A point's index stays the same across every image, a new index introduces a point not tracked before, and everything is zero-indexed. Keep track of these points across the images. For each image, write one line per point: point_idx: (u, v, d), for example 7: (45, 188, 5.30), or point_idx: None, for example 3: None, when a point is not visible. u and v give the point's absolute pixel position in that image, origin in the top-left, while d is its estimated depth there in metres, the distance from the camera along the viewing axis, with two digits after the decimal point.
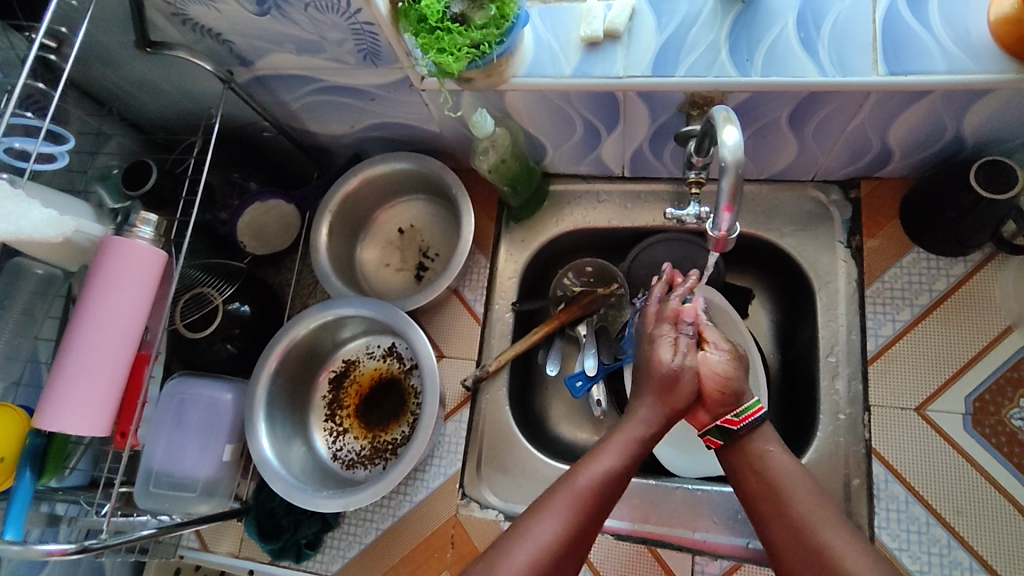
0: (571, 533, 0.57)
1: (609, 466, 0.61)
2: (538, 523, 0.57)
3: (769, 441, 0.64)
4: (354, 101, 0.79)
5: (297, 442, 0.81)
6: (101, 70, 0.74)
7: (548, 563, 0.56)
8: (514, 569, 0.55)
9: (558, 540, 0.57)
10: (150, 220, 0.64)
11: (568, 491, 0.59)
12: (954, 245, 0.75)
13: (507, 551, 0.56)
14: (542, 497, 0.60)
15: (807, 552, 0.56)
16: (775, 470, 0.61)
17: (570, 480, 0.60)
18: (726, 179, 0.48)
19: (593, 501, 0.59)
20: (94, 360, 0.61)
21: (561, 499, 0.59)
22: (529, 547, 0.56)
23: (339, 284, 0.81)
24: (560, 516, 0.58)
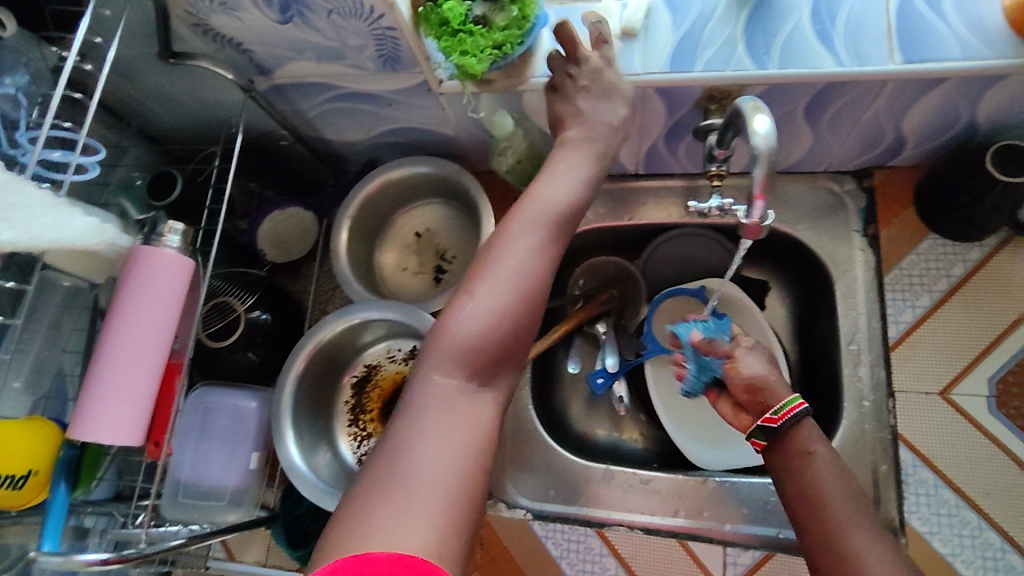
0: (547, 246, 0.56)
1: (572, 192, 0.60)
2: (512, 244, 0.55)
3: (816, 442, 0.61)
4: (372, 107, 0.79)
5: (323, 447, 0.81)
6: (121, 83, 0.74)
7: (525, 296, 0.54)
8: (484, 317, 0.53)
9: (532, 279, 0.55)
10: (177, 228, 0.64)
11: (532, 204, 0.58)
12: (969, 229, 0.76)
13: (489, 268, 0.54)
14: (511, 217, 0.57)
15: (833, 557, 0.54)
16: (818, 472, 0.59)
17: (537, 198, 0.58)
18: (759, 167, 0.48)
19: (557, 213, 0.58)
20: (128, 369, 0.61)
21: (525, 212, 0.57)
22: (505, 270, 0.54)
23: (360, 289, 0.82)
24: (531, 226, 0.56)
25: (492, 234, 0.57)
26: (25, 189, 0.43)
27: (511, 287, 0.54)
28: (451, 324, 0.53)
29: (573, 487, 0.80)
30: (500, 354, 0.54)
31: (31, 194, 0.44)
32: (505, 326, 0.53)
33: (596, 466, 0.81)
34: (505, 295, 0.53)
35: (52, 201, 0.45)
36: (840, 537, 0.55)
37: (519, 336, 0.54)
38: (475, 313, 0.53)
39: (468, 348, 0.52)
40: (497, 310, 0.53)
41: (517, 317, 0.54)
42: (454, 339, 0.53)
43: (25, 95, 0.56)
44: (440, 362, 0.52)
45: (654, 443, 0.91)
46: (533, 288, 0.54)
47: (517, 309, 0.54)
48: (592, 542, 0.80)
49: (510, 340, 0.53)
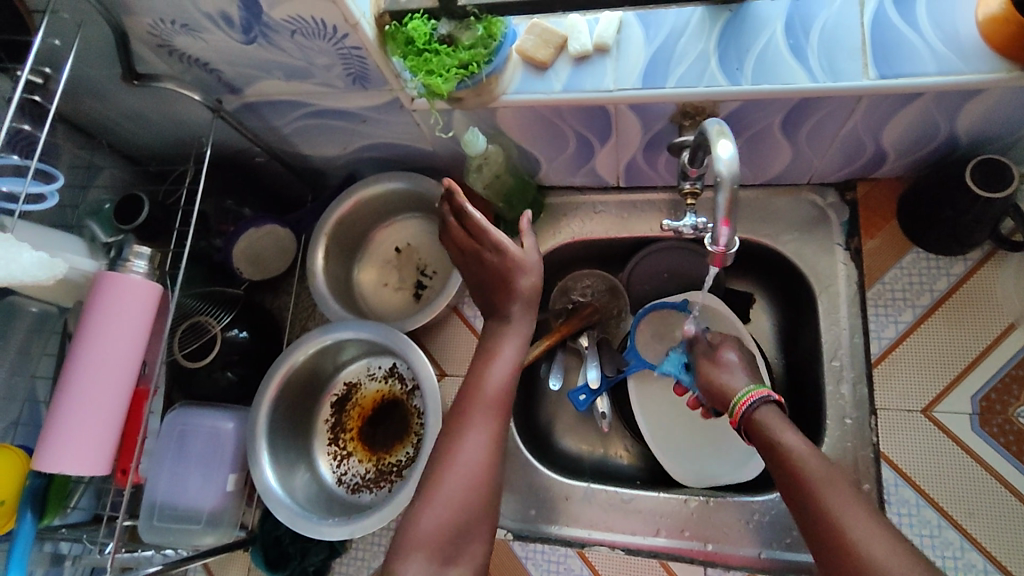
0: (494, 448, 0.61)
1: (510, 363, 0.66)
2: (464, 445, 0.60)
3: (784, 431, 0.60)
4: (346, 123, 0.78)
5: (301, 468, 0.80)
6: (90, 103, 0.73)
7: (476, 498, 0.57)
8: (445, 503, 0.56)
9: (487, 463, 0.59)
10: (144, 253, 0.64)
11: (477, 406, 0.62)
12: (951, 242, 0.75)
13: (442, 475, 0.58)
14: (462, 410, 0.63)
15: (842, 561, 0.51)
16: (797, 461, 0.57)
17: (475, 391, 0.63)
18: (722, 194, 0.48)
19: (497, 405, 0.63)
20: (93, 400, 0.61)
21: (471, 417, 0.62)
22: (460, 475, 0.58)
23: (337, 308, 0.81)
24: (479, 432, 0.61)
25: (440, 444, 0.61)
26: None
27: (465, 482, 0.58)
28: (413, 526, 0.56)
29: (554, 506, 0.79)
30: (463, 530, 0.56)
31: None
32: (459, 487, 0.57)
33: (577, 485, 0.80)
34: (458, 493, 0.57)
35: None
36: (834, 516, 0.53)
37: (476, 494, 0.58)
38: (438, 502, 0.56)
39: (434, 539, 0.55)
40: (456, 502, 0.57)
41: (473, 478, 0.58)
42: (420, 527, 0.55)
43: None
44: (407, 558, 0.54)
45: (637, 459, 0.90)
46: (486, 482, 0.58)
47: (473, 489, 0.58)
48: (572, 562, 0.77)
49: (468, 509, 0.57)
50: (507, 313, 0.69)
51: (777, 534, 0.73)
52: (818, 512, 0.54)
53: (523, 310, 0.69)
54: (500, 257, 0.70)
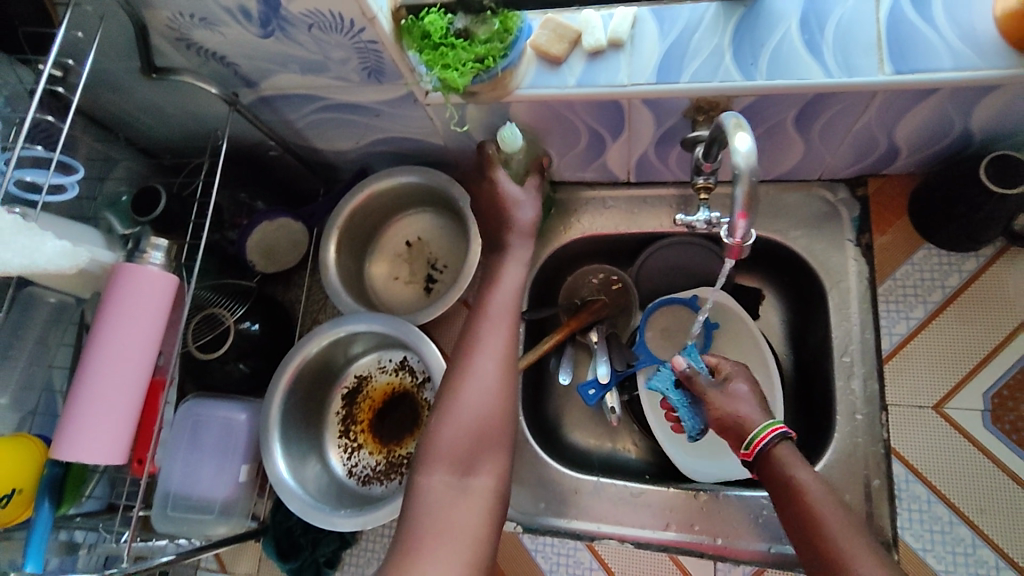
0: (507, 363, 0.60)
1: (516, 281, 0.65)
2: (476, 357, 0.59)
3: (797, 468, 0.60)
4: (359, 117, 0.79)
5: (312, 459, 0.81)
6: (107, 96, 0.74)
7: (495, 411, 0.57)
8: (462, 422, 0.56)
9: (503, 373, 0.59)
10: (160, 245, 0.64)
11: (487, 322, 0.61)
12: (964, 239, 0.75)
13: (460, 384, 0.58)
14: (472, 327, 0.62)
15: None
16: (810, 502, 0.58)
17: (486, 309, 0.62)
18: (741, 186, 0.48)
19: (507, 319, 0.62)
20: (109, 390, 0.61)
21: (482, 331, 0.61)
22: (476, 383, 0.58)
23: (349, 301, 0.81)
24: (491, 346, 0.60)
25: (452, 364, 0.60)
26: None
27: (481, 398, 0.57)
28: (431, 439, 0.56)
29: (564, 499, 0.80)
30: (483, 443, 0.56)
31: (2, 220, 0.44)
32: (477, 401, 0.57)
33: (587, 478, 0.80)
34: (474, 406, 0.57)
35: (23, 225, 0.46)
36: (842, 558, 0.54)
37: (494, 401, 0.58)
38: (455, 418, 0.56)
39: (455, 449, 0.55)
40: (476, 417, 0.57)
41: (491, 390, 0.58)
42: (440, 437, 0.56)
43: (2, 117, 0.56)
44: (429, 470, 0.54)
45: (647, 454, 0.90)
46: (502, 396, 0.58)
47: (490, 401, 0.57)
48: (582, 555, 0.79)
49: (486, 426, 0.57)
50: (504, 243, 0.69)
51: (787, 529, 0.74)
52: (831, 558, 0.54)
53: (521, 236, 0.69)
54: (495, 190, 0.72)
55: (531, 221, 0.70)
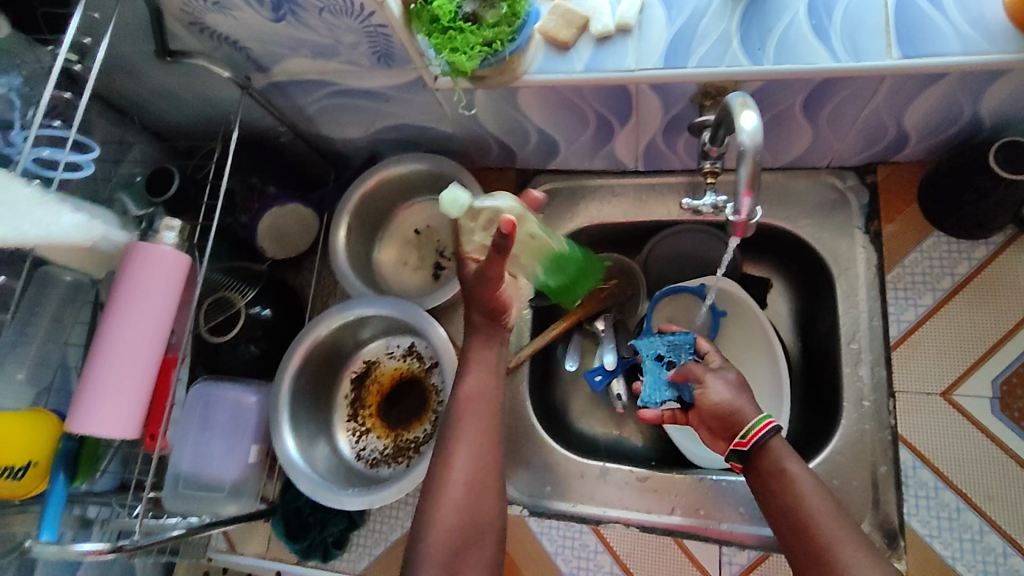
0: (485, 451, 0.62)
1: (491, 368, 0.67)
2: (453, 449, 0.61)
3: (789, 461, 0.60)
4: (369, 103, 0.80)
5: (321, 441, 0.82)
6: (122, 81, 0.75)
7: (474, 505, 0.59)
8: (447, 517, 0.57)
9: (477, 478, 0.60)
10: (174, 225, 0.66)
11: (465, 409, 0.63)
12: (973, 226, 0.74)
13: (439, 491, 0.58)
14: (449, 419, 0.63)
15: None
16: (800, 493, 0.58)
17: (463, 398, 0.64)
18: (745, 165, 0.48)
19: (484, 406, 0.64)
20: (124, 368, 0.62)
21: (462, 419, 0.62)
22: (454, 489, 0.58)
23: (358, 285, 0.82)
24: (469, 437, 0.62)
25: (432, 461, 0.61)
26: (13, 186, 0.45)
27: (459, 487, 0.59)
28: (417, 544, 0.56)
29: (570, 483, 0.80)
30: (468, 534, 0.57)
31: (17, 190, 0.45)
32: (460, 541, 0.57)
33: (593, 463, 0.81)
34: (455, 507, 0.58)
35: (40, 199, 0.47)
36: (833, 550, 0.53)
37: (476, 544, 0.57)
38: (438, 514, 0.57)
39: (438, 559, 0.55)
40: (460, 509, 0.58)
41: (469, 513, 0.58)
42: (425, 541, 0.56)
43: (19, 95, 0.57)
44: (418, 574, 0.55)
45: (652, 441, 0.90)
46: (481, 491, 0.59)
47: (467, 510, 0.58)
48: (587, 538, 0.79)
49: (472, 522, 0.58)
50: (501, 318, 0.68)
51: None
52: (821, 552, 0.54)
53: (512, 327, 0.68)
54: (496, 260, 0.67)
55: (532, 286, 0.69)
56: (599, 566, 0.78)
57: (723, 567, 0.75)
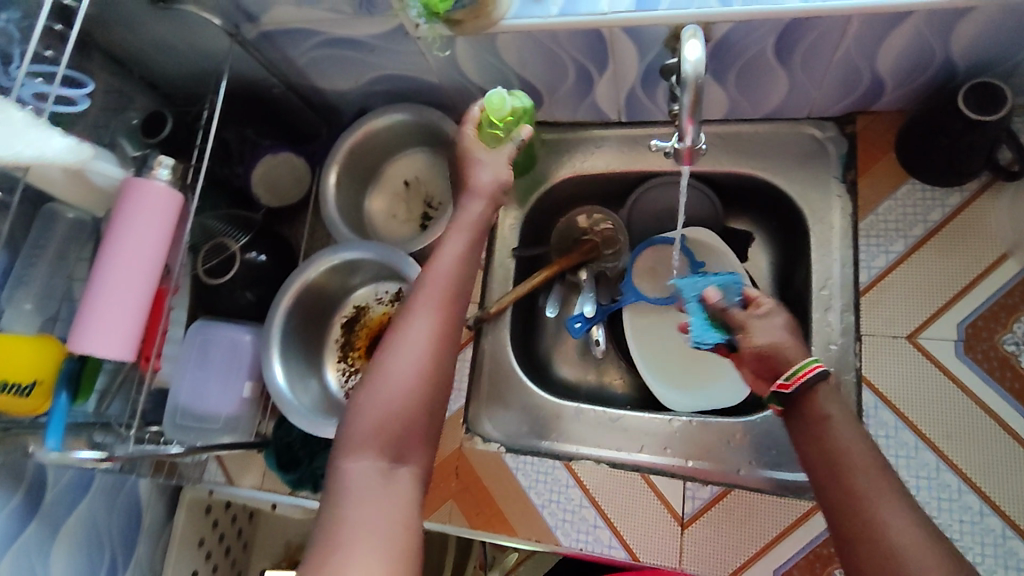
0: (440, 334, 0.62)
1: (455, 256, 0.67)
2: (409, 328, 0.62)
3: (831, 402, 0.56)
4: (355, 53, 0.83)
5: (312, 378, 0.86)
6: (121, 32, 0.79)
7: (422, 388, 0.60)
8: (390, 397, 0.59)
9: (430, 361, 0.61)
10: (167, 162, 0.70)
11: (424, 290, 0.64)
12: (948, 172, 0.75)
13: (385, 367, 0.60)
14: (412, 298, 0.64)
15: (872, 547, 0.48)
16: (836, 434, 0.54)
17: (427, 280, 0.65)
18: (688, 90, 0.51)
19: (443, 292, 0.64)
20: (119, 292, 0.67)
21: (420, 298, 0.64)
22: (402, 366, 0.60)
23: (346, 232, 0.86)
24: (423, 316, 0.63)
25: (386, 332, 0.63)
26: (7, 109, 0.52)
27: (411, 364, 0.60)
28: (356, 421, 0.59)
29: (545, 423, 0.85)
30: (408, 423, 0.59)
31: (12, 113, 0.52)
32: (405, 419, 0.59)
33: (567, 405, 0.85)
34: (400, 389, 0.59)
35: (32, 120, 0.54)
36: (877, 519, 0.49)
37: (420, 429, 0.60)
38: (381, 394, 0.59)
39: (378, 435, 0.58)
40: (403, 385, 0.59)
41: (421, 394, 0.60)
42: (363, 424, 0.58)
43: (16, 28, 0.62)
44: (354, 456, 0.57)
45: (631, 389, 0.91)
46: (432, 375, 0.61)
47: (417, 390, 0.60)
48: (558, 473, 0.80)
49: (416, 403, 0.60)
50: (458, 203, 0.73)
51: (756, 454, 0.77)
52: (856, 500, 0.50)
53: (473, 199, 0.72)
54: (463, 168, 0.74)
55: (487, 182, 0.74)
56: (569, 499, 0.79)
57: (687, 502, 0.75)
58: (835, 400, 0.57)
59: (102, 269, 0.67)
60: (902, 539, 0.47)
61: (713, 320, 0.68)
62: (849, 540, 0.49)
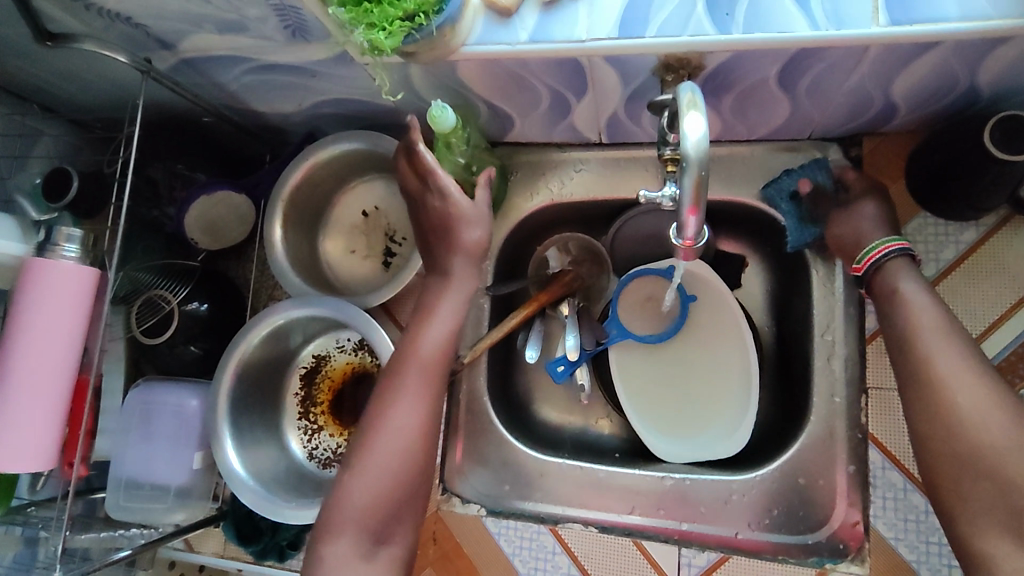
0: (425, 416, 0.64)
1: (443, 332, 0.67)
2: (394, 413, 0.63)
3: (902, 278, 0.61)
4: (295, 78, 0.70)
5: (269, 444, 0.78)
6: (12, 63, 0.67)
7: (406, 471, 0.62)
8: (375, 483, 0.61)
9: (413, 445, 0.63)
10: (74, 236, 0.59)
11: (411, 368, 0.65)
12: (964, 208, 0.68)
13: (369, 452, 0.62)
14: (398, 376, 0.65)
15: (935, 413, 0.53)
16: (912, 307, 0.59)
17: (413, 357, 0.65)
18: (689, 179, 0.44)
19: (429, 371, 0.65)
20: (27, 396, 0.58)
21: (407, 378, 0.64)
22: (388, 449, 0.62)
23: (297, 282, 0.77)
24: (409, 399, 0.64)
25: (370, 410, 0.64)
26: None
27: (396, 449, 0.62)
28: (340, 507, 0.60)
29: (528, 482, 0.78)
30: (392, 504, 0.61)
31: None
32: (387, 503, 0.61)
33: (553, 461, 0.78)
34: (383, 477, 0.61)
35: None
36: (958, 404, 0.52)
37: (401, 512, 0.62)
38: (364, 480, 0.61)
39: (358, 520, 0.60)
40: (386, 472, 0.61)
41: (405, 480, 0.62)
42: (343, 507, 0.60)
43: None
44: (334, 542, 0.59)
45: (619, 432, 0.86)
46: (417, 457, 0.63)
47: (402, 475, 0.62)
48: (544, 539, 0.78)
49: (400, 489, 0.61)
50: (448, 268, 0.69)
51: (756, 514, 0.72)
52: (929, 376, 0.55)
53: (466, 258, 0.69)
54: (444, 203, 0.68)
55: (479, 242, 0.69)
56: (556, 566, 0.77)
57: (682, 569, 0.74)
58: (909, 275, 0.61)
59: (5, 369, 0.58)
60: (967, 403, 0.52)
61: (803, 213, 0.74)
62: (926, 425, 0.54)
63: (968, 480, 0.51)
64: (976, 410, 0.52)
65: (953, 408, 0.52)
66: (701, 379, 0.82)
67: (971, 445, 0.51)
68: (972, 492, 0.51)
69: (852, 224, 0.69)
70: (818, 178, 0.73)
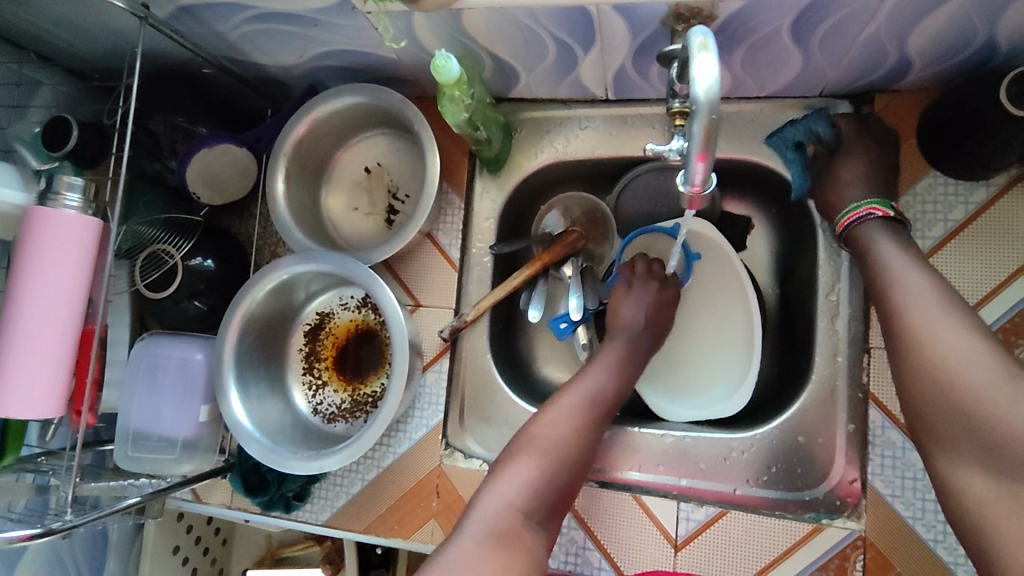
0: (581, 427, 0.64)
1: (601, 383, 0.68)
2: (555, 414, 0.64)
3: (877, 236, 0.64)
4: (296, 28, 0.69)
5: (274, 398, 0.79)
6: (9, 10, 0.65)
7: (567, 445, 0.62)
8: (540, 445, 0.61)
9: (576, 427, 0.64)
10: (75, 184, 0.59)
11: (574, 394, 0.67)
12: (974, 167, 0.66)
13: (534, 427, 0.63)
14: (557, 400, 0.66)
15: (915, 358, 0.54)
16: (888, 264, 0.60)
17: (579, 388, 0.67)
18: (699, 124, 0.43)
19: (595, 406, 0.67)
20: (34, 345, 0.58)
21: (568, 399, 0.66)
22: (555, 429, 0.63)
23: (299, 237, 0.76)
24: (569, 412, 0.65)
25: (528, 420, 0.65)
26: None
27: (565, 431, 0.63)
28: (499, 478, 0.58)
29: None
30: (551, 472, 0.60)
31: None
32: (546, 484, 0.59)
33: None
34: (549, 442, 0.61)
35: None
36: (934, 344, 0.53)
37: (562, 483, 0.61)
38: (529, 448, 0.60)
39: (514, 494, 0.57)
40: (554, 439, 0.62)
41: (572, 443, 0.63)
42: (495, 491, 0.57)
43: None
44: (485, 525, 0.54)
45: None
46: (580, 444, 0.63)
47: (568, 439, 0.63)
48: None
49: (565, 453, 0.62)
50: None
51: (754, 471, 0.73)
52: (912, 328, 0.55)
53: None
54: None
55: None
56: None
57: (680, 524, 0.72)
58: (886, 235, 0.63)
59: (12, 319, 0.58)
60: (946, 346, 0.52)
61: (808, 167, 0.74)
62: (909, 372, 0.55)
63: (953, 423, 0.51)
64: (956, 354, 0.52)
65: (925, 354, 0.53)
66: (702, 340, 0.83)
67: (948, 388, 0.51)
68: (956, 431, 0.51)
69: (843, 185, 0.69)
70: (819, 130, 0.72)
